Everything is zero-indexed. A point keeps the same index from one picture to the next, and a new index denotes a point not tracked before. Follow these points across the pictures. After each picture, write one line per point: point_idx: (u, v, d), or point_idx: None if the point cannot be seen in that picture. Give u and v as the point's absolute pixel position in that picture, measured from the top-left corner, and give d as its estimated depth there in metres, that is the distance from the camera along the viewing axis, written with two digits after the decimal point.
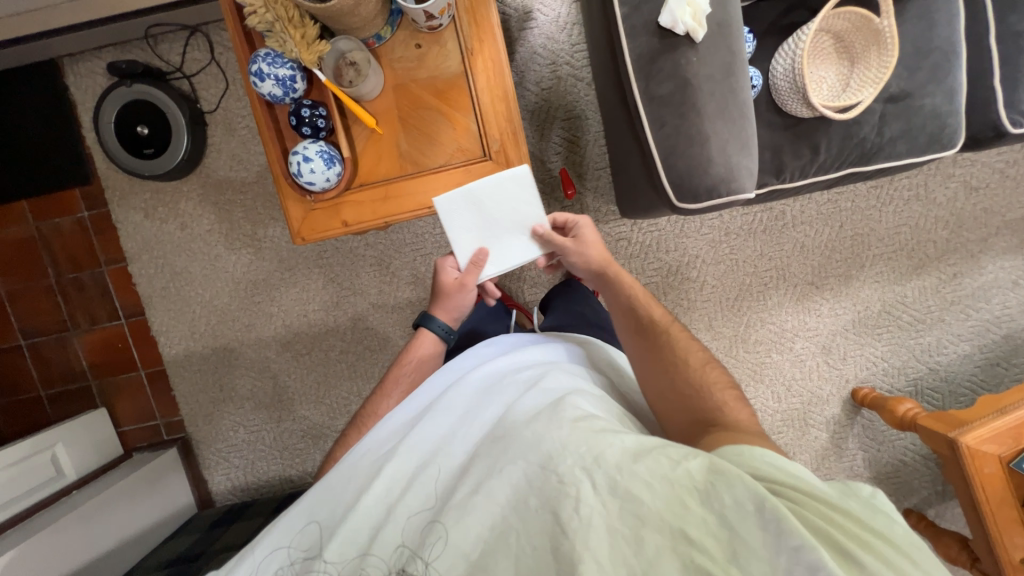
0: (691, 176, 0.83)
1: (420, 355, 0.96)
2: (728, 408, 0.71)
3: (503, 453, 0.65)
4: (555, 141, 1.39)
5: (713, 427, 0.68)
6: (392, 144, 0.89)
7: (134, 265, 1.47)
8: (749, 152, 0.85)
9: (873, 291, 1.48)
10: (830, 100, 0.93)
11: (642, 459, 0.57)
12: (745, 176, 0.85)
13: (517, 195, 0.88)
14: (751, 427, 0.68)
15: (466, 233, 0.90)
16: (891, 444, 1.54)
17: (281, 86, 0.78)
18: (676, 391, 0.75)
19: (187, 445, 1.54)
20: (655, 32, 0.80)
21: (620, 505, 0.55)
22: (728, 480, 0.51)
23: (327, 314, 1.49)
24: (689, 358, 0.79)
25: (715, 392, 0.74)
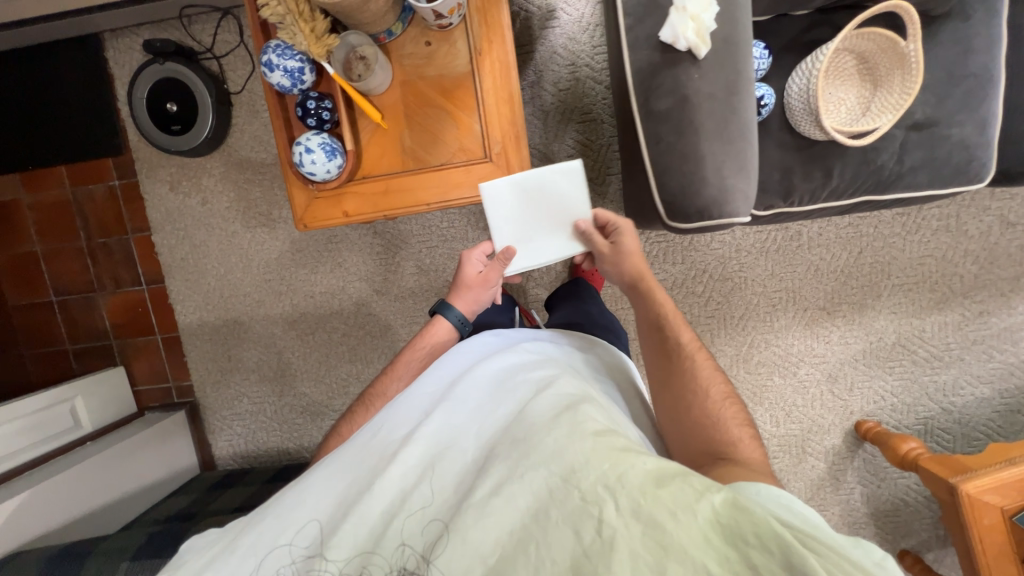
0: (683, 196, 0.82)
1: (435, 339, 0.99)
2: (742, 445, 0.73)
3: (520, 460, 0.66)
4: (568, 144, 1.38)
5: (723, 461, 0.70)
6: (396, 139, 0.91)
7: (157, 235, 1.54)
8: (749, 175, 0.83)
9: (889, 322, 1.41)
10: (846, 124, 0.89)
11: (665, 485, 0.56)
12: (739, 200, 0.82)
13: (566, 189, 0.91)
14: (762, 467, 0.69)
15: (509, 222, 0.91)
16: (892, 481, 1.48)
17: (289, 77, 0.81)
18: (694, 419, 0.76)
19: (194, 410, 1.63)
20: (659, 46, 0.79)
21: (643, 530, 0.54)
22: (751, 519, 0.51)
23: (333, 297, 1.54)
24: (711, 390, 0.79)
25: (731, 427, 0.75)
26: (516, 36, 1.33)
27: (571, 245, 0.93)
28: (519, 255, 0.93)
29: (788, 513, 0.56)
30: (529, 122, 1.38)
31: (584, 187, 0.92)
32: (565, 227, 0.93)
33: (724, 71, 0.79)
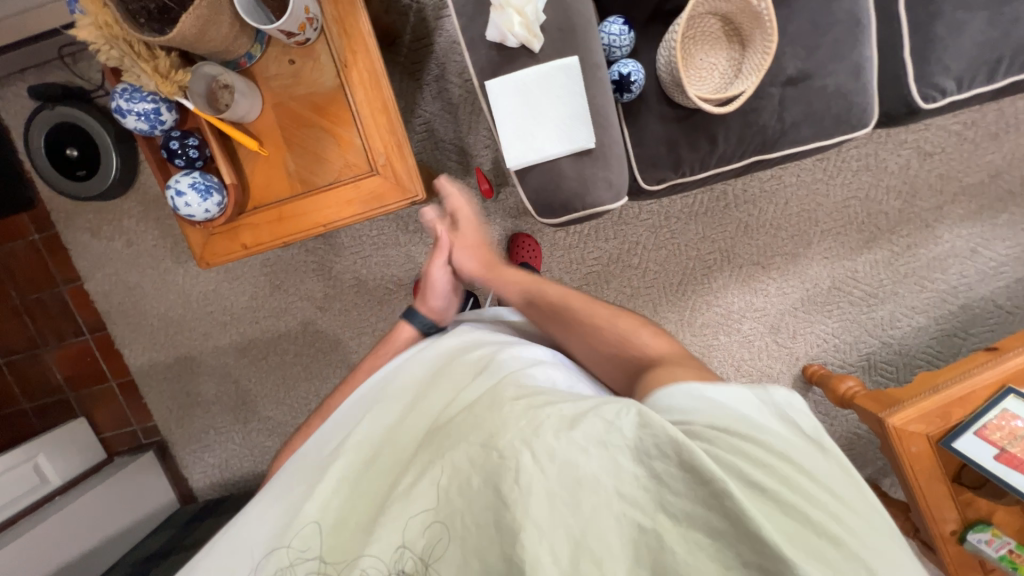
0: (548, 192, 0.86)
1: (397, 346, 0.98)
2: (649, 346, 0.79)
3: (442, 441, 0.64)
4: (482, 134, 1.37)
5: (649, 368, 0.74)
6: (280, 164, 0.89)
7: (90, 282, 1.53)
8: (608, 163, 0.86)
9: (823, 267, 1.44)
10: (722, 88, 0.93)
11: (579, 423, 0.56)
12: (599, 184, 0.86)
13: (565, 88, 0.83)
14: (674, 354, 0.76)
15: (506, 116, 0.84)
16: (843, 418, 1.56)
17: (145, 120, 0.82)
18: (608, 346, 0.81)
19: (163, 448, 1.65)
20: (492, 46, 0.83)
21: (558, 471, 0.54)
22: (655, 432, 0.51)
23: (278, 320, 1.54)
24: (601, 320, 0.83)
25: (636, 335, 0.80)
26: (411, 30, 1.32)
27: (571, 144, 0.84)
28: (518, 152, 0.85)
29: (712, 409, 0.60)
30: (439, 116, 1.37)
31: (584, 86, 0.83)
32: (568, 137, 0.84)
33: (576, 54, 0.83)
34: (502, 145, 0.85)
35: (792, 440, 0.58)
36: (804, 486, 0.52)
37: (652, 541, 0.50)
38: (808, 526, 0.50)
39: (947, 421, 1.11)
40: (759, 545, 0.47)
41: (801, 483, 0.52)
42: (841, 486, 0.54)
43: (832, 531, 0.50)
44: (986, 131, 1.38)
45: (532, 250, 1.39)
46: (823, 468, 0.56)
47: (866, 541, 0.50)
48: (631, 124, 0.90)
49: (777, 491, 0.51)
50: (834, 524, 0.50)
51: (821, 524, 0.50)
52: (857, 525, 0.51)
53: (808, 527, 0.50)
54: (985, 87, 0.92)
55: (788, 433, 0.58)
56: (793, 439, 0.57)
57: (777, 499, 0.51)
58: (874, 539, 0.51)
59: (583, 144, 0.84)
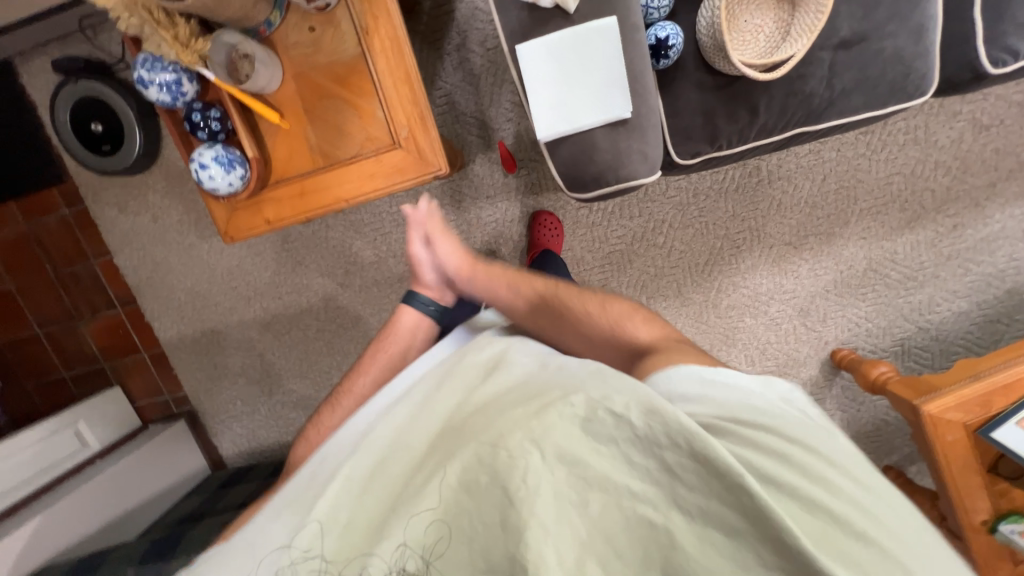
0: (579, 165, 0.82)
1: (403, 334, 1.01)
2: (641, 331, 0.79)
3: (453, 438, 0.64)
4: (504, 106, 1.32)
5: (648, 354, 0.74)
6: (301, 137, 0.88)
7: (119, 257, 1.57)
8: (645, 135, 0.81)
9: (859, 248, 1.37)
10: (766, 52, 0.87)
11: (590, 422, 0.55)
12: (635, 157, 0.81)
13: (601, 52, 0.79)
14: (673, 340, 0.76)
15: (537, 84, 0.80)
16: (871, 404, 1.52)
17: (167, 91, 0.81)
18: (602, 335, 0.80)
19: (194, 417, 1.71)
20: (523, 7, 0.79)
21: (569, 471, 0.54)
22: (666, 423, 0.50)
23: (300, 295, 1.55)
24: (591, 308, 0.82)
25: (629, 322, 0.80)
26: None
27: (608, 112, 0.79)
28: (550, 121, 0.81)
29: (726, 395, 0.62)
30: (461, 87, 1.32)
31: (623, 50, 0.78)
32: (603, 107, 0.79)
33: (614, 16, 0.78)
34: (533, 115, 0.82)
35: (806, 427, 0.59)
36: (820, 475, 0.52)
37: (661, 537, 0.50)
38: (825, 519, 0.50)
39: (988, 410, 1.06)
40: (778, 545, 0.46)
41: (820, 474, 0.52)
42: (865, 474, 0.55)
43: (850, 520, 0.49)
44: None
45: (554, 229, 1.36)
46: (834, 453, 0.56)
47: (883, 522, 0.50)
48: (667, 92, 0.85)
49: (791, 483, 0.51)
50: (856, 517, 0.49)
51: (838, 513, 0.50)
52: (872, 508, 0.51)
53: (824, 518, 0.49)
54: None
55: (795, 419, 0.59)
56: (799, 425, 0.58)
57: (791, 490, 0.51)
58: (892, 522, 0.51)
59: (619, 114, 0.79)
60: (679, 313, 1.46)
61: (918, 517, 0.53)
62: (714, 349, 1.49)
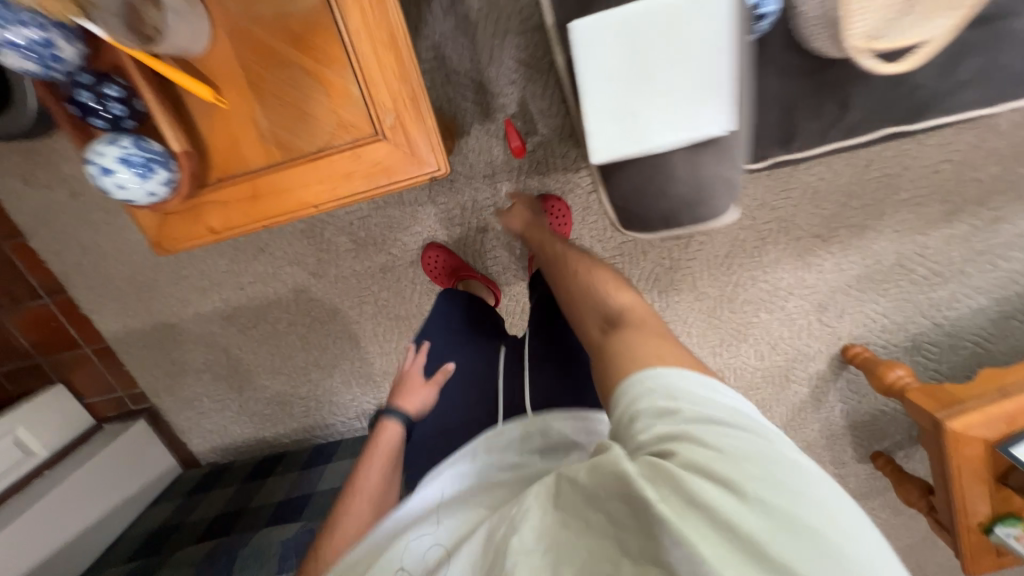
0: (643, 198, 0.72)
1: (385, 447, 0.84)
2: (613, 298, 0.75)
3: (449, 523, 0.63)
4: (507, 66, 1.10)
5: (625, 328, 0.69)
6: (249, 120, 0.66)
7: (37, 240, 1.31)
8: (731, 156, 0.68)
9: (890, 242, 1.26)
10: (882, 26, 0.64)
11: (558, 495, 0.56)
12: (718, 186, 0.70)
13: (689, 41, 0.60)
14: (659, 326, 0.70)
15: (607, 94, 0.63)
16: (873, 396, 1.50)
17: (30, 56, 0.56)
18: (587, 308, 0.77)
19: (154, 415, 1.54)
20: None
21: (546, 548, 0.52)
22: (606, 472, 0.52)
23: (266, 286, 1.35)
24: (584, 280, 0.81)
25: (613, 297, 0.76)
26: None
27: (694, 128, 0.64)
28: (614, 139, 0.65)
29: (673, 402, 0.56)
30: (453, 41, 1.09)
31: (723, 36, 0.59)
32: (684, 121, 0.63)
33: None
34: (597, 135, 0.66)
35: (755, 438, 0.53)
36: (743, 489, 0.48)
37: None
38: (741, 541, 0.46)
39: (1011, 426, 1.03)
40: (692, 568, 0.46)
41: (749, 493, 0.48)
42: (805, 489, 0.49)
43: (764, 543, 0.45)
44: None
45: (561, 217, 1.16)
46: (791, 488, 0.49)
47: (812, 563, 0.45)
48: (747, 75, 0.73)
49: (714, 504, 0.47)
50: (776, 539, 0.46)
51: (755, 537, 0.46)
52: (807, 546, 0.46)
53: (743, 551, 0.46)
54: None
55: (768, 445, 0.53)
56: (763, 453, 0.51)
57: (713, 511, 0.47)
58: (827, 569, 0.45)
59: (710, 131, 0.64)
60: (691, 307, 1.35)
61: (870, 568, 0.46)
62: (724, 345, 1.40)
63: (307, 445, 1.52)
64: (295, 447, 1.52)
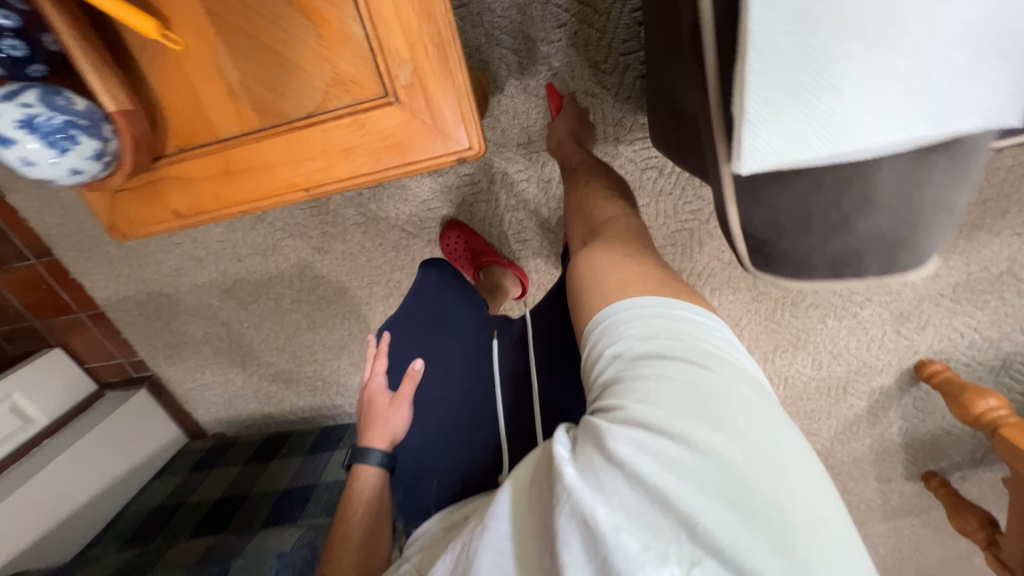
0: (805, 235, 0.48)
1: (365, 495, 0.83)
2: (598, 211, 0.75)
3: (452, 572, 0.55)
4: (556, 3, 0.87)
5: (618, 245, 0.66)
6: (215, 70, 0.49)
7: (15, 195, 1.18)
8: (957, 175, 0.45)
9: (1004, 247, 1.04)
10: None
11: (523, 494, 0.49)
12: (940, 213, 0.46)
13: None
14: (651, 247, 0.68)
15: (807, 74, 0.39)
16: (940, 415, 1.34)
17: None
18: (588, 228, 0.74)
19: (156, 384, 1.48)
20: None
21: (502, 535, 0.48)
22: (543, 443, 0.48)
23: (267, 259, 1.21)
24: (590, 204, 0.78)
25: (614, 218, 0.73)
26: None
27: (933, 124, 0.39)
28: (784, 138, 0.41)
29: (624, 356, 0.50)
30: None
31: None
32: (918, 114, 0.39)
33: None
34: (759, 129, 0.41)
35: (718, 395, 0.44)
36: (680, 450, 0.41)
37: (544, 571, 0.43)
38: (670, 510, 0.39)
39: None
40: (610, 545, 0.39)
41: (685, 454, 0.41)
42: (766, 456, 0.41)
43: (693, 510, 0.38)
44: None
45: None
46: (731, 429, 0.42)
47: (753, 539, 0.37)
48: None
49: (642, 466, 0.41)
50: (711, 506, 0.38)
51: (684, 506, 0.38)
52: (741, 494, 0.38)
53: (671, 521, 0.38)
54: None
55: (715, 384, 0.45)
56: (703, 394, 0.44)
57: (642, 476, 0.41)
58: (769, 538, 0.37)
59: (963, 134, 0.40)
60: (746, 308, 1.18)
61: (816, 513, 0.40)
62: (778, 351, 1.24)
63: (314, 424, 1.45)
64: (302, 426, 1.45)
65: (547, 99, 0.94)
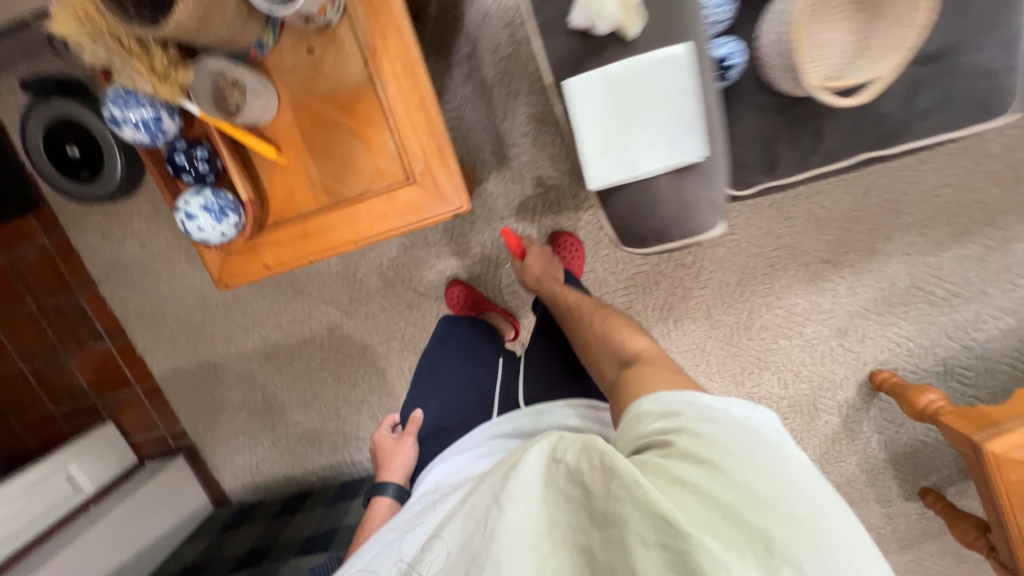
0: (636, 219, 0.77)
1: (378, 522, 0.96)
2: (628, 342, 0.82)
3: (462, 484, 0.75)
4: (521, 120, 1.23)
5: (636, 362, 0.77)
6: (302, 173, 0.79)
7: (106, 287, 1.48)
8: (712, 179, 0.75)
9: (902, 265, 1.28)
10: (839, 69, 0.79)
11: (546, 477, 0.58)
12: (701, 206, 0.75)
13: (667, 87, 0.70)
14: (658, 354, 0.78)
15: (598, 125, 0.72)
16: (911, 426, 1.45)
17: (144, 130, 0.73)
18: (604, 340, 0.85)
19: (192, 452, 1.62)
20: (575, 33, 0.71)
21: (536, 519, 0.57)
22: (591, 455, 0.54)
23: (302, 325, 1.46)
24: (593, 319, 0.90)
25: (617, 332, 0.85)
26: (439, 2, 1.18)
27: (679, 158, 0.72)
28: (605, 170, 0.74)
29: (674, 410, 0.63)
30: (472, 102, 1.24)
31: (693, 81, 0.70)
32: (670, 155, 0.72)
33: (685, 42, 0.69)
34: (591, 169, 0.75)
35: (758, 442, 0.59)
36: (733, 477, 0.54)
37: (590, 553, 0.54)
38: (733, 521, 0.51)
39: None
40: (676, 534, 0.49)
41: (736, 479, 0.54)
42: (797, 483, 0.55)
43: (752, 521, 0.51)
44: None
45: (574, 251, 1.25)
46: (769, 468, 0.56)
47: (799, 544, 0.50)
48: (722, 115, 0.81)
49: (705, 488, 0.53)
50: (762, 519, 0.51)
51: (743, 518, 0.51)
52: (785, 515, 0.52)
53: (738, 532, 0.50)
54: None
55: (745, 432, 0.60)
56: (744, 440, 0.59)
57: (706, 496, 0.53)
58: (808, 544, 0.50)
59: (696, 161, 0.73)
60: (707, 335, 1.38)
61: (840, 526, 0.53)
62: (745, 373, 1.40)
63: (333, 482, 1.55)
64: (322, 484, 1.55)
65: (521, 183, 1.27)
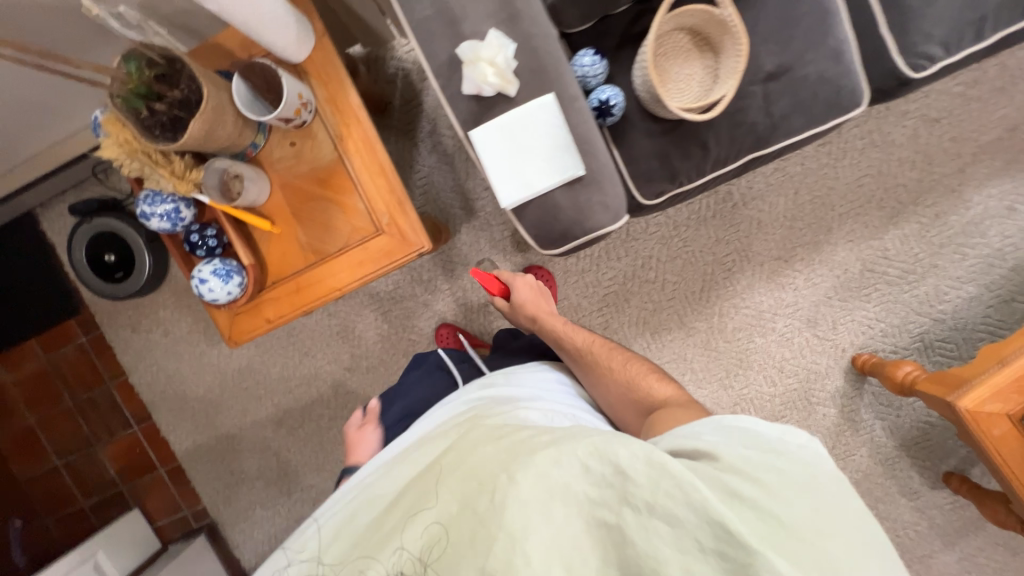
0: (548, 224, 0.93)
1: None
2: (656, 390, 0.91)
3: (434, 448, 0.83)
4: (481, 177, 1.44)
5: (664, 408, 0.86)
6: (293, 239, 0.96)
7: (134, 375, 1.63)
8: (602, 188, 0.92)
9: (849, 252, 1.39)
10: (702, 95, 1.04)
11: (559, 458, 0.63)
12: (596, 210, 0.93)
13: (546, 124, 0.89)
14: (680, 398, 0.88)
15: (501, 159, 0.90)
16: (910, 408, 1.45)
17: (167, 219, 0.92)
18: (629, 389, 0.93)
19: (213, 531, 1.65)
20: (470, 98, 0.90)
21: (549, 493, 0.62)
22: (630, 449, 0.59)
23: (309, 386, 1.57)
24: (613, 365, 0.97)
25: (641, 381, 0.93)
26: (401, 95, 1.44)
27: (565, 175, 0.90)
28: (512, 190, 0.90)
29: (720, 433, 0.68)
30: (438, 168, 1.45)
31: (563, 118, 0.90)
32: (558, 173, 0.90)
33: (552, 92, 0.90)
34: (501, 193, 0.91)
35: (802, 469, 0.64)
36: (774, 490, 0.60)
37: (615, 537, 0.59)
38: (773, 526, 0.56)
39: None
40: (721, 530, 0.54)
41: (774, 492, 0.60)
42: (832, 504, 0.61)
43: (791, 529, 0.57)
44: (992, 86, 1.33)
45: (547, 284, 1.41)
46: (808, 488, 0.62)
47: (831, 554, 0.56)
48: (622, 144, 0.99)
49: (749, 496, 0.59)
50: (800, 531, 0.57)
51: (782, 526, 0.57)
52: (823, 531, 0.58)
53: (778, 539, 0.56)
54: (974, 47, 0.95)
55: (794, 461, 0.65)
56: (789, 466, 0.64)
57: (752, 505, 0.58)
58: (840, 556, 0.57)
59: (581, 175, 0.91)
60: (686, 344, 1.45)
61: (867, 543, 0.60)
62: (732, 376, 1.45)
63: None
64: None
65: (489, 229, 1.45)
